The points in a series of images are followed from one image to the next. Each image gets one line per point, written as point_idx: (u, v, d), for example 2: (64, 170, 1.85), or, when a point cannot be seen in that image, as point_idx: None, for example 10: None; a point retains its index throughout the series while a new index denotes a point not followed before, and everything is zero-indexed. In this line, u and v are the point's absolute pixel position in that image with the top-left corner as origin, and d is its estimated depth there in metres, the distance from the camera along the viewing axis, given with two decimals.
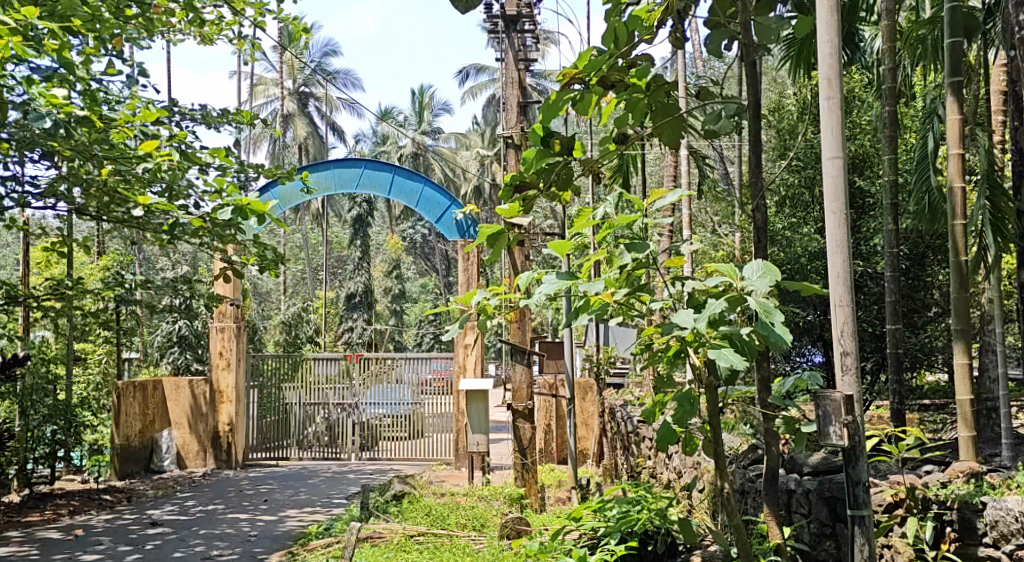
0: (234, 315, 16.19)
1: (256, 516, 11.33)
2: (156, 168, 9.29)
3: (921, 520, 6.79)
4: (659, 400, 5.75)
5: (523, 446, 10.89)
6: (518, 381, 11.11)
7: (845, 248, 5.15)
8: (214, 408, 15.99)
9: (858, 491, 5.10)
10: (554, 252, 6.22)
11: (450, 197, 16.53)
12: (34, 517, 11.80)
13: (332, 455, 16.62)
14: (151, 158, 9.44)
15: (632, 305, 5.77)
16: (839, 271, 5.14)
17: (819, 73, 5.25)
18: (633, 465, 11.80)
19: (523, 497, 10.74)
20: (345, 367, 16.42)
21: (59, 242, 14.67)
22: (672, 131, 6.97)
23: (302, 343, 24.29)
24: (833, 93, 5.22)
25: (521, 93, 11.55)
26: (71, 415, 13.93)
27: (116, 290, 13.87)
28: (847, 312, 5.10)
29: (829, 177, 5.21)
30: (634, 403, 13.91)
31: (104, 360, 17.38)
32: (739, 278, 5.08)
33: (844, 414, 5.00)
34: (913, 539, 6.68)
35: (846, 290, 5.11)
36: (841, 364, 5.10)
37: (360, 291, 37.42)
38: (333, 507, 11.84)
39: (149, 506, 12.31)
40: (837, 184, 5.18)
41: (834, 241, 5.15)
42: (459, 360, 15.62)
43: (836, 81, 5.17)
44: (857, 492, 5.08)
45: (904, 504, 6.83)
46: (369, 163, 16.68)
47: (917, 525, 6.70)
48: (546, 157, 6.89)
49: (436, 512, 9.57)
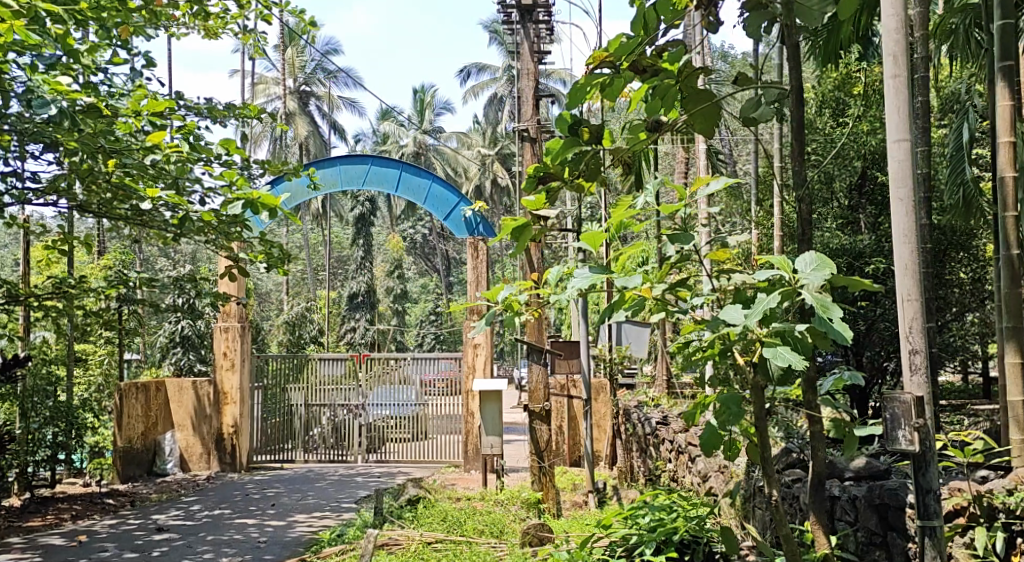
0: (238, 315, 15.86)
1: (264, 521, 11.01)
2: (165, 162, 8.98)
3: (988, 531, 6.27)
4: (700, 401, 5.45)
5: (539, 449, 10.65)
6: (534, 381, 10.87)
7: (913, 237, 4.90)
8: (218, 409, 15.67)
9: (929, 500, 4.93)
10: (586, 245, 5.90)
11: (458, 193, 16.21)
12: (36, 522, 11.47)
13: (338, 458, 16.33)
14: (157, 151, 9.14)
15: (671, 302, 5.46)
16: (908, 263, 4.92)
17: (884, 48, 4.95)
18: (652, 468, 11.49)
19: (540, 501, 10.42)
20: (351, 367, 16.00)
21: (60, 240, 14.34)
22: (706, 119, 6.52)
23: (305, 343, 23.97)
24: (898, 71, 4.95)
25: (536, 85, 11.21)
26: (72, 417, 13.60)
27: (118, 289, 13.54)
28: (915, 307, 4.89)
29: (894, 160, 4.95)
30: (649, 405, 13.59)
31: (105, 361, 17.04)
32: (791, 270, 4.73)
33: (915, 417, 4.85)
34: (983, 552, 6.13)
35: (915, 283, 4.89)
36: (911, 363, 4.89)
37: (362, 291, 37.08)
38: (343, 512, 11.52)
39: (154, 511, 12.00)
40: (904, 169, 4.93)
41: (903, 230, 4.89)
42: (468, 360, 15.27)
43: (903, 58, 4.91)
44: (929, 501, 4.91)
45: (967, 512, 6.39)
46: (376, 159, 16.37)
47: (987, 537, 6.13)
48: (573, 147, 6.57)
49: (452, 518, 9.25)
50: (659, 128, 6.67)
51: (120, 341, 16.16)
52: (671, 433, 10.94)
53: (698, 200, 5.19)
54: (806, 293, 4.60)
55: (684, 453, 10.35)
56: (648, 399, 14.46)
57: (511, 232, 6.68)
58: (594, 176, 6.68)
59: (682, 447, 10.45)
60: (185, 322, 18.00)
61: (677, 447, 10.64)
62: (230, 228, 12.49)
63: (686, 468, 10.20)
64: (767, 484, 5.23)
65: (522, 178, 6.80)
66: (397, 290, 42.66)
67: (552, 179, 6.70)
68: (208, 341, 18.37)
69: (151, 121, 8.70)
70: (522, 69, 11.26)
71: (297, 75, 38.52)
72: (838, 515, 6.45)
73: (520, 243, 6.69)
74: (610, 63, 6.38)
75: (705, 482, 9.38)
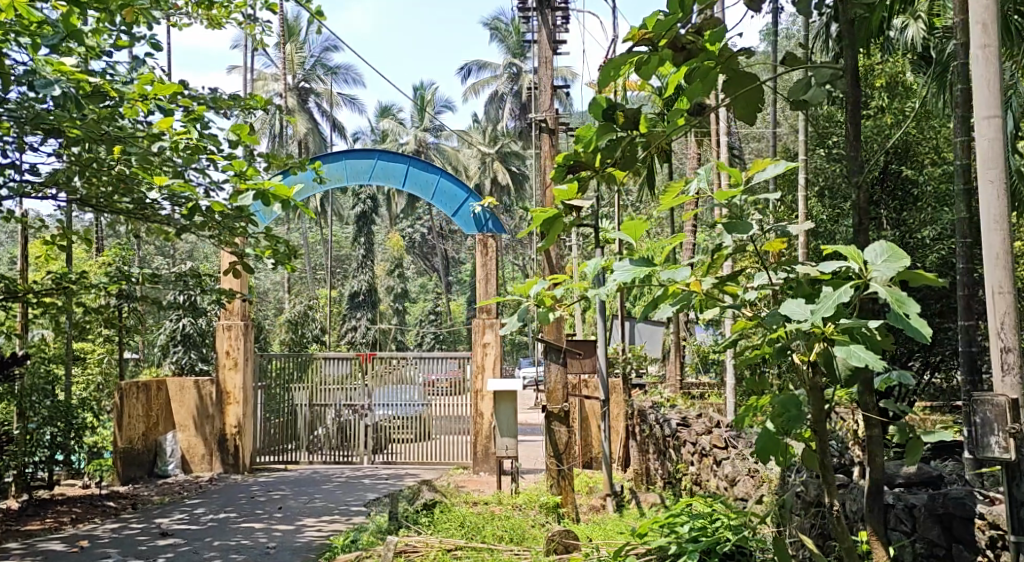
0: (241, 313, 15.48)
1: (272, 526, 10.61)
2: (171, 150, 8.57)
3: None
4: (752, 404, 5.04)
5: (557, 451, 10.26)
6: (553, 382, 10.55)
7: (1004, 223, 4.80)
8: (221, 409, 15.28)
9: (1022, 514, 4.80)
10: (625, 237, 5.57)
11: (466, 189, 15.83)
12: (35, 527, 11.07)
13: (344, 459, 15.89)
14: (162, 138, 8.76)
15: (720, 297, 5.12)
16: (999, 253, 4.81)
17: (974, 15, 4.88)
18: (673, 471, 11.12)
19: (559, 506, 10.02)
20: (357, 367, 15.66)
21: (60, 235, 13.94)
22: (749, 105, 6.18)
23: (306, 342, 23.55)
24: (989, 41, 4.87)
25: (554, 73, 10.80)
26: (71, 417, 13.19)
27: (120, 285, 13.14)
28: (1008, 300, 4.78)
29: (985, 138, 4.86)
30: (666, 406, 13.22)
31: (105, 359, 16.64)
32: (860, 261, 4.35)
33: (1010, 422, 4.67)
34: None
35: (1008, 274, 4.77)
36: (1003, 362, 4.76)
37: (364, 289, 36.65)
38: (354, 516, 11.13)
39: (157, 514, 11.63)
40: (995, 147, 4.82)
41: (994, 216, 4.80)
42: (477, 359, 14.96)
43: (994, 28, 4.83)
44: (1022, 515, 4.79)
45: None
46: (383, 153, 15.94)
47: None
48: (608, 133, 6.16)
49: (471, 525, 8.87)
50: (699, 112, 6.34)
51: (119, 339, 15.76)
52: (694, 435, 10.58)
53: (756, 185, 4.68)
54: (879, 287, 4.21)
55: (709, 457, 9.97)
56: (663, 399, 14.08)
57: (541, 224, 6.28)
58: (630, 165, 6.26)
59: (707, 451, 10.08)
60: (187, 320, 17.59)
61: (701, 450, 10.26)
62: (233, 222, 12.10)
63: (712, 473, 9.82)
64: (827, 495, 4.84)
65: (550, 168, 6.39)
66: (397, 289, 42.25)
67: (581, 167, 6.29)
68: (209, 340, 17.97)
69: (158, 106, 8.30)
70: (540, 57, 10.86)
71: (297, 72, 38.09)
72: (892, 525, 6.26)
73: (550, 235, 6.28)
74: (649, 41, 5.96)
75: (733, 487, 9.00)
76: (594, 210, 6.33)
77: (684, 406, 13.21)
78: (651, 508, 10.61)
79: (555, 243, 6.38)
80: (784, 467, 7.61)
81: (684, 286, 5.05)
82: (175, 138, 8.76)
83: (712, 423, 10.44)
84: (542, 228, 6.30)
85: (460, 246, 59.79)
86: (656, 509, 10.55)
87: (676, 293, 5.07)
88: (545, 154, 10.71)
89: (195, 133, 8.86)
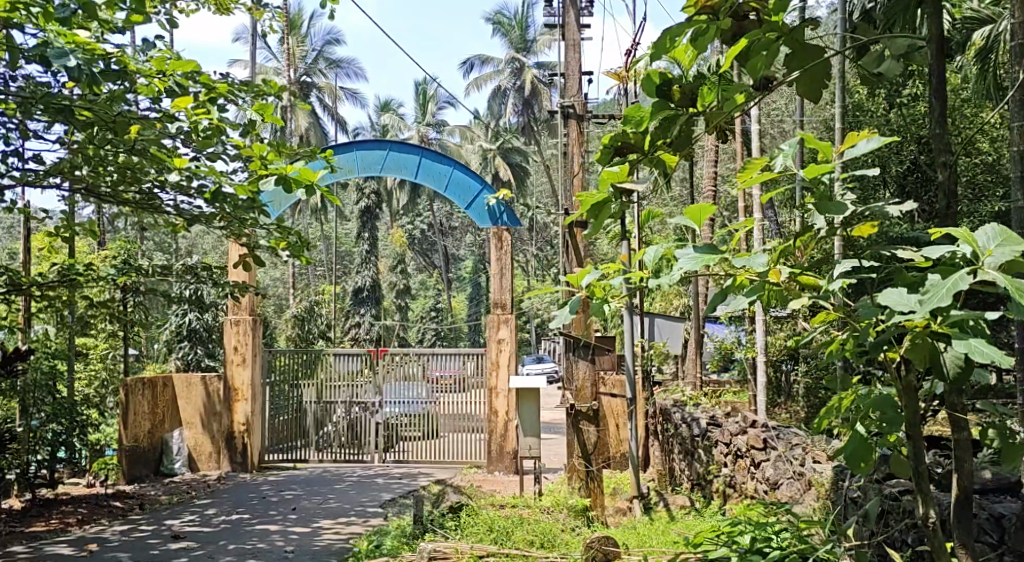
0: (249, 308, 15.01)
1: (287, 528, 10.19)
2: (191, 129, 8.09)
3: None
4: (833, 405, 4.65)
5: (587, 452, 9.87)
6: (580, 379, 10.17)
7: None
8: (229, 406, 14.82)
9: None
10: (688, 222, 5.14)
11: (481, 181, 15.38)
12: (39, 529, 10.62)
13: (354, 458, 15.43)
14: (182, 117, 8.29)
15: (793, 288, 4.76)
16: None
17: None
18: (704, 472, 10.70)
19: (588, 509, 9.62)
20: (367, 362, 15.24)
21: (64, 226, 13.48)
22: (815, 81, 5.46)
23: (313, 338, 23.09)
24: None
25: (581, 55, 10.35)
26: (75, 414, 12.73)
27: (128, 278, 12.69)
28: None
29: None
30: (691, 405, 12.80)
31: (110, 354, 16.18)
32: (971, 246, 3.96)
33: None
34: None
35: None
36: None
37: (367, 285, 36.22)
38: (371, 519, 10.70)
39: (166, 516, 11.19)
40: None
41: None
42: (491, 356, 14.57)
43: None
44: None
45: None
46: (395, 145, 15.53)
47: None
48: (663, 110, 5.70)
49: (500, 530, 8.46)
50: (765, 89, 5.70)
51: (124, 335, 15.30)
52: (728, 436, 10.18)
53: (848, 162, 4.22)
54: (997, 274, 3.80)
55: (745, 459, 9.56)
56: (684, 398, 13.68)
57: (591, 209, 5.94)
58: (683, 149, 5.79)
59: (742, 453, 9.67)
60: (194, 314, 17.14)
61: (736, 451, 9.86)
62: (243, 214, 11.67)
63: (749, 476, 9.41)
64: (919, 502, 4.44)
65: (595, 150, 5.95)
66: (401, 285, 41.82)
67: (630, 150, 5.85)
68: (217, 335, 17.56)
69: (176, 84, 7.84)
70: (566, 38, 10.41)
71: (298, 65, 37.58)
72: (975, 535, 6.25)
73: (599, 221, 5.94)
74: (711, 9, 5.41)
75: (775, 491, 8.60)
76: (648, 192, 5.89)
77: (709, 405, 12.80)
78: (682, 511, 10.20)
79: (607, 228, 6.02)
80: (838, 471, 7.20)
81: (752, 276, 4.72)
82: (195, 117, 8.27)
83: (746, 424, 10.03)
84: (593, 213, 5.96)
85: (460, 243, 59.38)
86: (687, 513, 10.14)
87: (743, 280, 4.74)
88: (573, 141, 10.28)
89: (215, 112, 8.38)
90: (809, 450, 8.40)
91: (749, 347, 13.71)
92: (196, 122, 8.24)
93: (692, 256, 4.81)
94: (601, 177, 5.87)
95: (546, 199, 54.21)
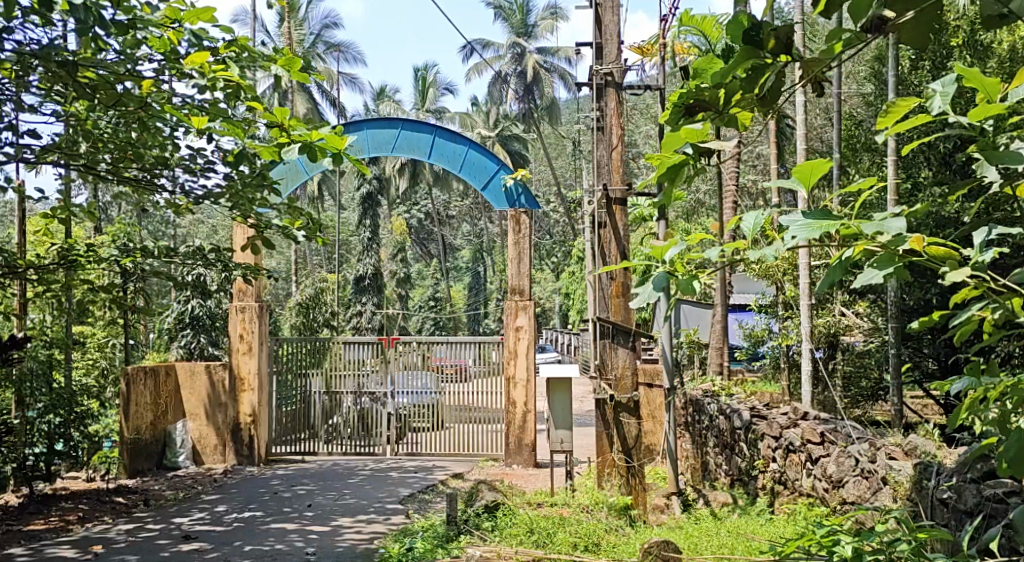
0: (255, 293, 14.25)
1: (305, 527, 9.52)
2: (209, 85, 7.33)
3: None
4: (978, 399, 4.07)
5: (627, 446, 9.40)
6: (619, 369, 9.54)
7: None
8: (235, 396, 14.09)
9: None
10: (796, 182, 4.40)
11: (498, 161, 14.60)
12: (37, 528, 9.93)
13: (365, 450, 14.67)
14: (200, 74, 7.52)
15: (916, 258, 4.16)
16: None
17: None
18: (748, 466, 10.06)
19: (629, 508, 8.98)
20: (381, 352, 14.48)
21: (60, 207, 12.74)
22: (921, 29, 4.31)
23: (317, 327, 22.41)
24: None
25: (618, 16, 9.65)
26: (74, 405, 11.99)
27: (131, 261, 11.96)
28: None
29: None
30: (725, 397, 12.13)
31: (109, 343, 15.48)
32: None
33: None
34: None
35: None
36: None
37: (369, 274, 35.40)
38: (394, 517, 10.05)
39: (174, 513, 10.51)
40: None
41: None
42: (508, 344, 13.93)
43: None
44: None
45: None
46: (407, 123, 14.72)
47: None
48: (752, 60, 4.89)
49: (542, 532, 7.80)
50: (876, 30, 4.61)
51: (124, 322, 14.56)
52: (776, 429, 9.53)
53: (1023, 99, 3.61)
54: None
55: (799, 454, 8.89)
56: (715, 388, 13.03)
57: (663, 173, 5.21)
58: (769, 105, 5.06)
59: (795, 448, 9.00)
60: (195, 302, 16.48)
61: (787, 445, 9.17)
62: (251, 193, 10.92)
63: (804, 473, 8.74)
64: None
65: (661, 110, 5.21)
66: (402, 273, 41.07)
67: (702, 109, 5.13)
68: (220, 323, 16.86)
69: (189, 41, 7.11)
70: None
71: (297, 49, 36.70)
72: None
73: (673, 183, 5.24)
74: None
75: (837, 490, 7.95)
76: (735, 148, 5.13)
77: (744, 396, 12.14)
78: (726, 509, 9.56)
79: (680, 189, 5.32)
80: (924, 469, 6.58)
81: (872, 245, 4.15)
82: (213, 74, 7.50)
83: (797, 416, 9.36)
84: (666, 174, 5.23)
85: (456, 233, 58.64)
86: (732, 511, 9.48)
87: (863, 248, 4.17)
88: (611, 112, 9.61)
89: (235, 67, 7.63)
90: (876, 446, 7.75)
91: (784, 335, 13.08)
92: (214, 80, 7.47)
93: (800, 223, 4.15)
94: (669, 139, 5.06)
95: (548, 186, 53.55)
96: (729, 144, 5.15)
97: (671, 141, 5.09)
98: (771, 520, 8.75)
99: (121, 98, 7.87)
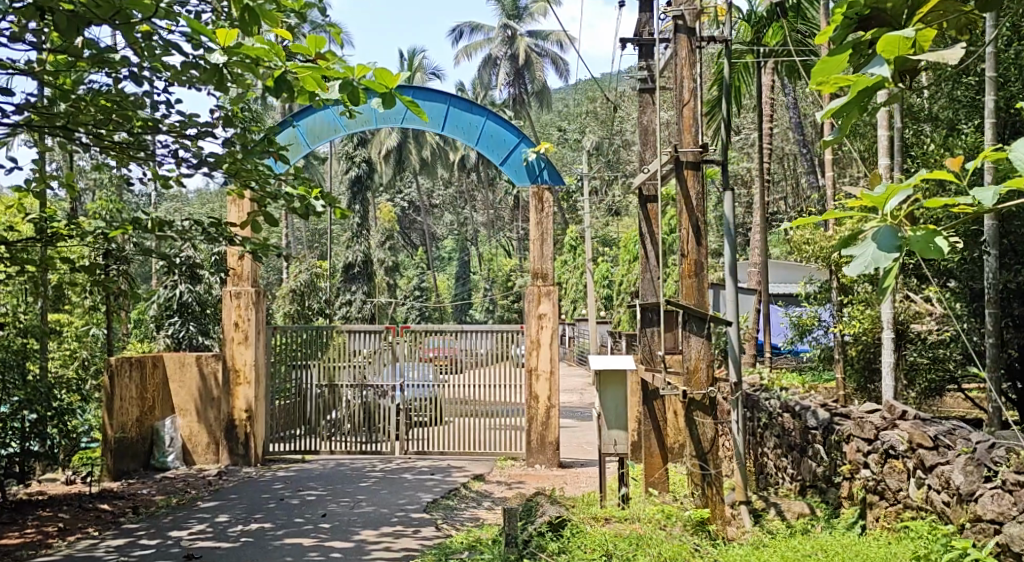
0: (252, 277, 12.83)
1: (325, 542, 8.21)
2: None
3: None
4: None
5: (701, 450, 8.11)
6: (693, 359, 8.32)
7: None
8: (229, 390, 12.69)
9: None
10: None
11: (518, 132, 13.06)
12: (12, 542, 8.55)
13: (370, 448, 13.20)
14: None
15: None
16: None
17: None
18: (825, 470, 8.88)
19: (705, 522, 7.75)
20: (387, 340, 13.02)
21: (37, 177, 11.30)
22: None
23: (309, 317, 20.90)
24: None
25: None
26: (53, 399, 10.44)
27: (119, 235, 10.58)
28: None
29: None
30: (783, 392, 10.91)
31: (88, 331, 14.06)
32: None
33: None
34: None
35: None
36: None
37: (358, 261, 33.83)
38: (423, 529, 8.75)
39: (171, 524, 9.20)
40: None
41: None
42: (530, 335, 12.57)
43: None
44: None
45: None
46: (418, 92, 13.16)
47: None
48: None
49: (620, 557, 6.57)
50: None
51: (107, 308, 13.16)
52: (865, 429, 8.33)
53: None
54: None
55: (903, 460, 7.72)
56: (765, 383, 11.87)
57: (854, 100, 4.13)
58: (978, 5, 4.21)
59: (897, 453, 7.82)
60: (185, 287, 15.05)
61: (885, 449, 7.95)
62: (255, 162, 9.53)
63: (912, 482, 7.57)
64: None
65: (832, 28, 4.33)
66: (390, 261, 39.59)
67: (883, 20, 4.27)
68: (210, 310, 15.45)
69: None
70: None
71: None
72: None
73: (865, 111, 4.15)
74: None
75: (969, 504, 6.77)
76: (956, 60, 4.07)
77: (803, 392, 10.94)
78: (804, 520, 8.39)
79: (864, 118, 4.23)
80: None
81: None
82: None
83: (894, 416, 8.16)
84: (858, 102, 4.13)
85: (440, 222, 57.15)
86: (814, 523, 8.29)
87: None
88: (682, 63, 8.36)
89: None
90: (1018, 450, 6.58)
91: (841, 323, 11.93)
92: None
93: None
94: (827, 63, 4.14)
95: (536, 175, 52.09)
96: (947, 59, 4.09)
97: (831, 66, 4.15)
98: (868, 536, 7.59)
99: (122, 22, 6.64)
